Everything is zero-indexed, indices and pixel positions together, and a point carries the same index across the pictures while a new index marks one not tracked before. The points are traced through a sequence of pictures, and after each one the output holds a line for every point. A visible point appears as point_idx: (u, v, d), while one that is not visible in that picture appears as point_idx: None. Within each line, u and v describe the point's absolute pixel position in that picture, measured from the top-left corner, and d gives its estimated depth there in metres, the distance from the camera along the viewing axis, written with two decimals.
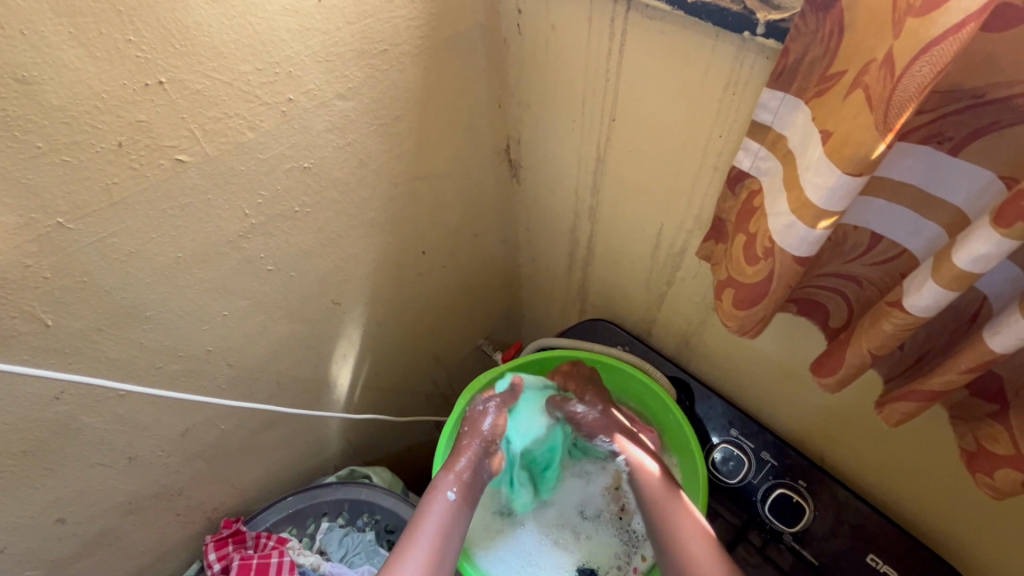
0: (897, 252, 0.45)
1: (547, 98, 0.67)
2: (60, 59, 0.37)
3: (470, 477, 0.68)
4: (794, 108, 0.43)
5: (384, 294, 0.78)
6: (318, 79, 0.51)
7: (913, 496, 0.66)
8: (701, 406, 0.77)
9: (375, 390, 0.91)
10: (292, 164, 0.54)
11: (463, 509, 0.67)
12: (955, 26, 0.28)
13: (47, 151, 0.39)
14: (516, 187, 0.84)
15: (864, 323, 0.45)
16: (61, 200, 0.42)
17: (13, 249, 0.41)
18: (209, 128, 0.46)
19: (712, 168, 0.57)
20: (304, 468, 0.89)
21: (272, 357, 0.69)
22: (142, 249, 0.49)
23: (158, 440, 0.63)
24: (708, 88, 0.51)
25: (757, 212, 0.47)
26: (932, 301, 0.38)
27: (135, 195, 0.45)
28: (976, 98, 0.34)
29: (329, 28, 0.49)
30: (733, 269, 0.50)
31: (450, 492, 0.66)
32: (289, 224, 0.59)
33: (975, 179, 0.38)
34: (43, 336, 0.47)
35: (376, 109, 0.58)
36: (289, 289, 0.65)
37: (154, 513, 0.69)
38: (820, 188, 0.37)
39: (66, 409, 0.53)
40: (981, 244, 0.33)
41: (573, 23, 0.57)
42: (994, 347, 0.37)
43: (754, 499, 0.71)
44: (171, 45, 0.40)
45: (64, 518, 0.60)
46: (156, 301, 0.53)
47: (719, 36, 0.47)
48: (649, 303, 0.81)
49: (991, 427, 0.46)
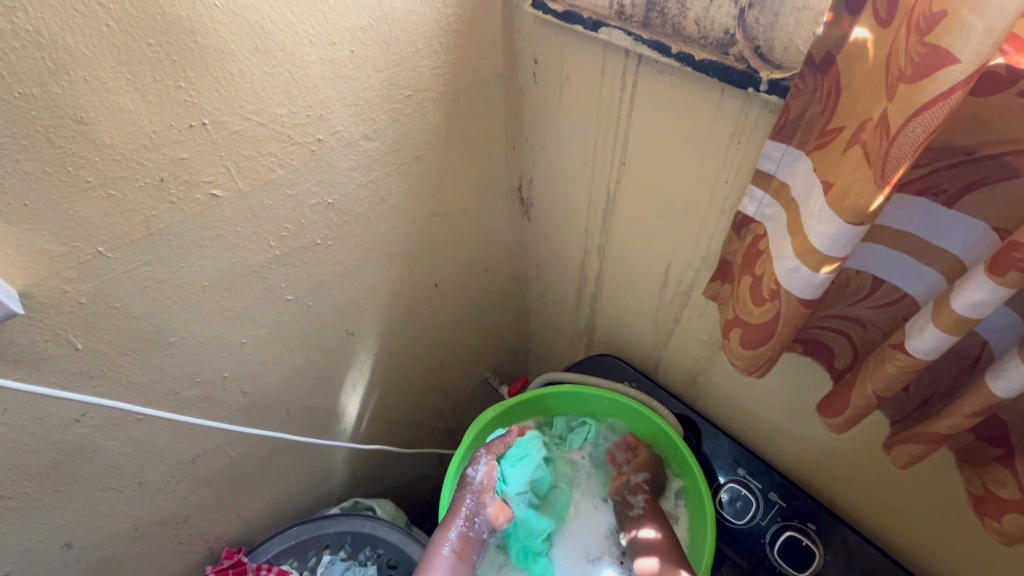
0: (899, 297, 0.47)
1: (559, 141, 0.70)
2: (117, 102, 0.40)
3: (467, 530, 0.69)
4: (796, 159, 0.45)
5: (396, 325, 0.80)
6: (346, 122, 0.54)
7: (924, 543, 0.66)
8: (708, 444, 0.78)
9: (382, 420, 0.92)
10: (318, 200, 0.57)
11: (464, 565, 0.68)
12: (944, 93, 0.30)
13: (95, 185, 0.42)
14: (527, 224, 0.87)
15: (868, 365, 0.46)
16: (102, 230, 0.44)
17: (54, 275, 0.44)
18: (243, 165, 0.49)
19: (718, 212, 0.59)
20: (308, 499, 0.88)
21: (285, 385, 0.70)
22: (171, 278, 0.51)
23: (168, 466, 0.63)
24: (714, 138, 0.54)
25: (762, 255, 0.49)
26: (934, 345, 0.39)
27: (170, 227, 0.48)
28: (967, 154, 0.37)
29: (360, 76, 0.52)
30: (741, 310, 0.51)
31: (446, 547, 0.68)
32: (311, 256, 0.61)
33: (970, 230, 0.40)
34: (72, 359, 0.49)
35: (398, 150, 0.61)
36: (306, 319, 0.66)
37: (159, 540, 0.69)
38: (824, 235, 0.39)
39: (86, 431, 0.54)
40: (977, 291, 0.35)
41: (587, 75, 0.61)
42: (995, 391, 0.38)
43: (762, 541, 0.71)
44: (217, 91, 0.44)
45: (70, 543, 0.60)
46: (179, 327, 0.54)
47: (724, 90, 0.50)
48: (656, 339, 0.82)
49: (998, 471, 0.46)
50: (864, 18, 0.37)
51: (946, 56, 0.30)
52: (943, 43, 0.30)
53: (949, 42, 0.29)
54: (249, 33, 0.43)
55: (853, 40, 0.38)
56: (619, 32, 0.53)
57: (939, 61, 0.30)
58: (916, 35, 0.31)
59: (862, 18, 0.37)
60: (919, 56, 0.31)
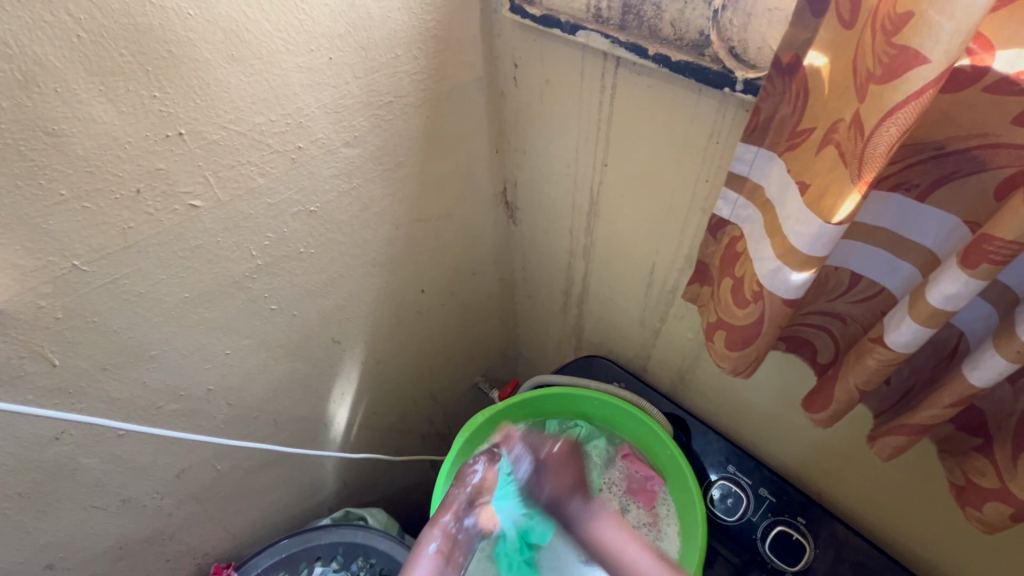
0: (876, 291, 0.48)
1: (542, 144, 0.71)
2: (90, 113, 0.39)
3: (455, 528, 0.66)
4: (768, 160, 0.46)
5: (383, 332, 0.79)
6: (326, 129, 0.54)
7: (911, 532, 0.67)
8: (698, 442, 0.78)
9: (372, 428, 0.91)
10: (300, 208, 0.57)
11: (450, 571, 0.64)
12: (915, 93, 0.31)
13: (70, 198, 0.41)
14: (513, 228, 0.87)
15: (850, 359, 0.47)
16: (78, 244, 0.43)
17: (28, 291, 0.43)
18: (222, 175, 0.49)
19: (700, 212, 0.60)
20: (298, 511, 0.87)
21: (272, 396, 0.70)
22: (151, 290, 0.50)
23: (153, 482, 0.62)
24: (693, 138, 0.55)
25: (742, 257, 0.50)
26: (912, 338, 0.40)
27: (149, 238, 0.47)
28: (937, 150, 0.37)
29: (339, 82, 0.52)
30: (725, 312, 0.52)
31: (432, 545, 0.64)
32: (294, 264, 0.60)
33: (942, 224, 0.41)
34: (50, 375, 0.48)
35: (380, 156, 0.61)
36: (291, 328, 0.66)
37: (145, 558, 0.68)
38: (804, 235, 0.40)
39: (66, 449, 0.53)
40: (951, 283, 0.36)
41: (566, 78, 0.61)
42: (973, 381, 0.39)
43: (754, 537, 0.71)
44: (193, 101, 0.43)
45: (52, 564, 0.59)
46: (161, 340, 0.54)
47: (701, 91, 0.51)
48: (643, 340, 0.83)
49: (978, 461, 0.46)
50: (818, 41, 0.38)
51: (915, 56, 0.30)
52: (911, 44, 0.30)
53: (917, 42, 0.30)
54: (224, 41, 0.43)
55: (809, 65, 0.40)
56: (597, 35, 0.53)
57: (908, 61, 0.31)
58: (883, 37, 0.32)
59: (829, 15, 0.37)
60: (888, 58, 0.32)
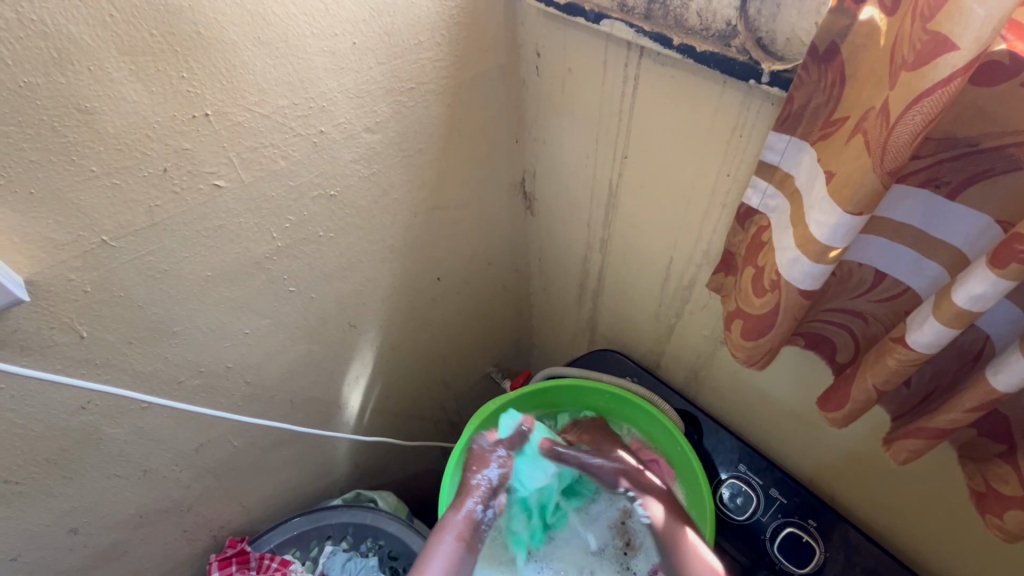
0: (901, 291, 0.47)
1: (562, 133, 0.70)
2: (119, 92, 0.40)
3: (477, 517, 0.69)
4: (800, 149, 0.45)
5: (398, 318, 0.80)
6: (348, 114, 0.55)
7: (926, 540, 0.65)
8: (710, 439, 0.77)
9: (384, 412, 0.92)
10: (320, 192, 0.58)
11: (469, 557, 0.66)
12: (943, 80, 0.30)
13: (100, 175, 0.42)
14: (530, 218, 0.87)
15: (869, 358, 0.46)
16: (107, 219, 0.45)
17: (59, 264, 0.44)
18: (246, 156, 0.50)
19: (720, 206, 0.59)
20: (311, 490, 0.89)
21: (289, 377, 0.71)
22: (175, 267, 0.51)
23: (173, 454, 0.64)
24: (716, 131, 0.54)
25: (765, 247, 0.49)
26: (934, 338, 0.39)
27: (173, 217, 0.48)
28: (970, 146, 0.36)
29: (362, 67, 0.53)
30: (742, 302, 0.51)
31: (452, 533, 0.66)
32: (313, 247, 0.61)
33: (973, 224, 0.39)
34: (77, 347, 0.49)
35: (401, 143, 0.62)
36: (309, 310, 0.67)
37: (164, 527, 0.70)
38: (824, 225, 0.39)
39: (92, 419, 0.54)
40: (978, 283, 0.35)
41: (589, 67, 0.60)
42: (997, 386, 0.38)
43: (762, 537, 0.71)
44: (219, 82, 0.44)
45: (76, 529, 0.61)
46: (184, 316, 0.55)
47: (726, 83, 0.50)
48: (658, 334, 0.82)
49: (1000, 467, 0.46)
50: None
51: (945, 42, 0.29)
52: (943, 30, 0.29)
53: (949, 28, 0.29)
54: (251, 24, 0.43)
55: (862, 24, 0.37)
56: (621, 24, 0.52)
57: (938, 48, 0.30)
58: (919, 23, 0.31)
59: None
60: (921, 44, 0.31)
